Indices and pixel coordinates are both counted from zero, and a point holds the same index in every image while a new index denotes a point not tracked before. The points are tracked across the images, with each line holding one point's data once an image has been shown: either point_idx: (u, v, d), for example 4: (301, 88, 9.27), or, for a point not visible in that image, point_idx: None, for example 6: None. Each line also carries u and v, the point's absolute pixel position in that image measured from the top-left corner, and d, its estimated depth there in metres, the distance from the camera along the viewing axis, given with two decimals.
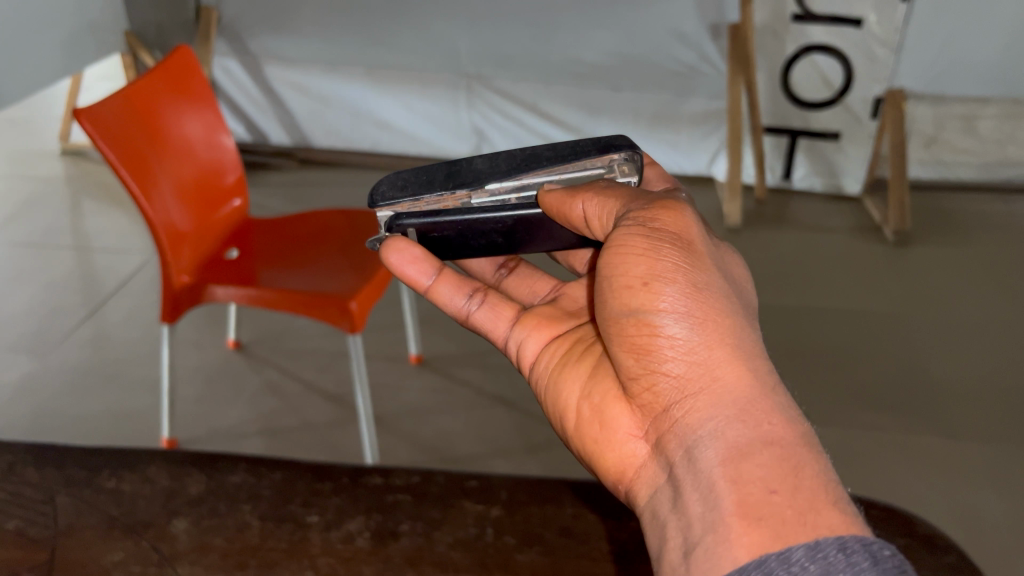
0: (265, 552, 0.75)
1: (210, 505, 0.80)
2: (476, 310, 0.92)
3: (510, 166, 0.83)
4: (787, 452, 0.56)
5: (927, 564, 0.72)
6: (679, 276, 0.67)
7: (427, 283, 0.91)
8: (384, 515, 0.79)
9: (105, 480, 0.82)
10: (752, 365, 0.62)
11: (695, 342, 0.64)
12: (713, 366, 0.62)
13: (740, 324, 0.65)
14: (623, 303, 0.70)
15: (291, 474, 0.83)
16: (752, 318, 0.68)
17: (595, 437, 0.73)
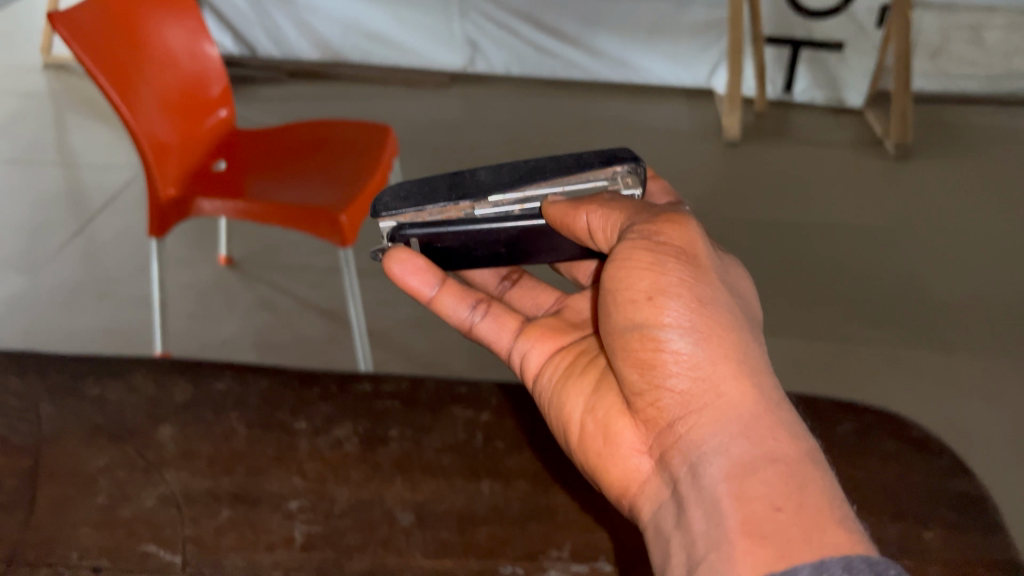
0: (252, 457, 0.74)
1: (197, 412, 0.79)
2: (479, 321, 0.85)
3: (512, 177, 0.74)
4: (792, 471, 0.54)
5: (920, 467, 0.72)
6: (685, 291, 0.62)
7: (429, 295, 0.83)
8: (372, 421, 0.78)
9: (89, 387, 0.81)
10: (757, 384, 0.59)
11: (701, 358, 0.60)
12: (719, 384, 0.59)
13: (745, 339, 0.61)
14: (627, 315, 0.65)
15: (279, 382, 0.82)
16: (756, 331, 0.65)
17: (597, 451, 0.68)
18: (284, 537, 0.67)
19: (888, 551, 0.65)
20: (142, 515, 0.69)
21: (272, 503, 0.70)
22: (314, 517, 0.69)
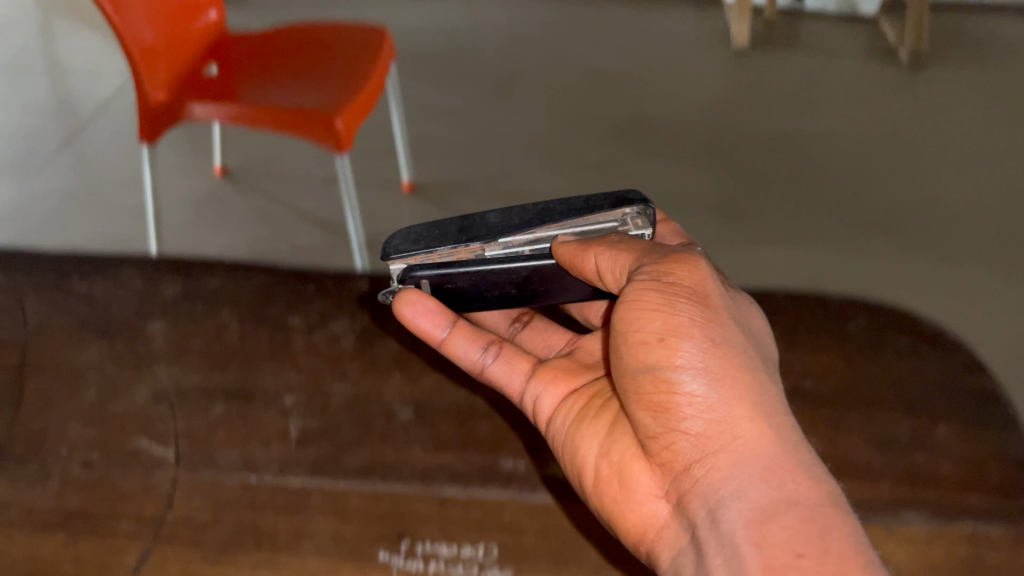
0: (246, 353, 0.72)
1: (188, 308, 0.76)
2: (490, 363, 0.68)
3: (522, 218, 0.65)
4: (814, 512, 0.52)
5: (934, 364, 0.69)
6: (698, 331, 0.57)
7: (439, 336, 0.68)
8: (370, 317, 0.75)
9: (76, 283, 0.78)
10: (772, 423, 0.55)
11: (716, 401, 0.56)
12: (736, 424, 0.55)
13: (759, 375, 0.57)
14: (634, 357, 0.59)
15: (272, 279, 0.79)
16: (769, 364, 0.60)
17: (613, 496, 0.59)
18: (279, 432, 0.65)
19: (901, 446, 0.63)
20: (133, 411, 0.67)
21: (266, 397, 0.68)
22: (309, 413, 0.67)
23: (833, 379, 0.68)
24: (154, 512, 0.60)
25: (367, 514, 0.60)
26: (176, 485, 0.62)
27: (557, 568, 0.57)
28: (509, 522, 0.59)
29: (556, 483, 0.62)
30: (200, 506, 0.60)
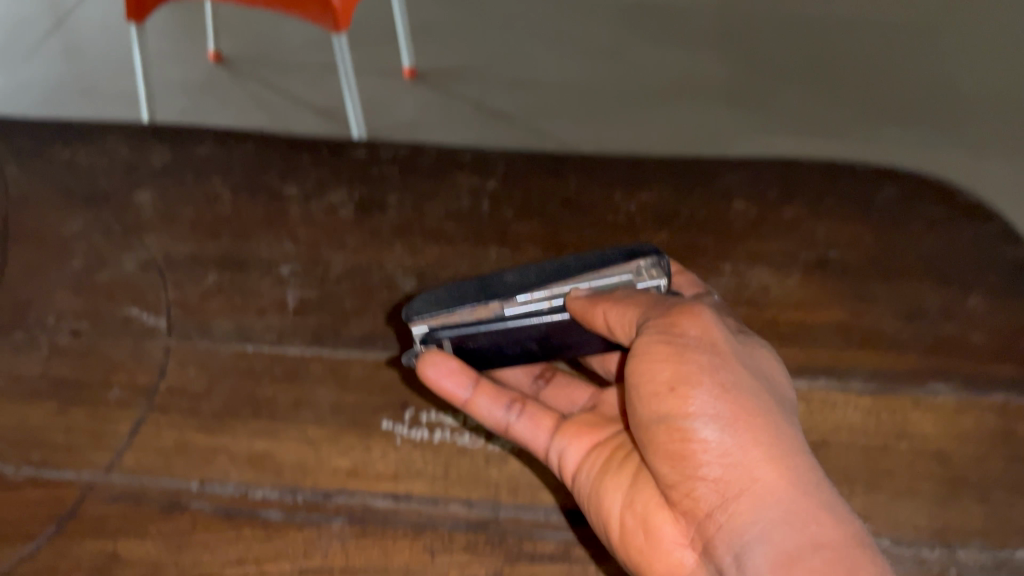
0: (239, 222, 0.68)
1: (177, 177, 0.72)
2: (516, 421, 0.52)
3: (539, 275, 0.50)
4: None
5: (966, 235, 0.65)
6: (711, 369, 0.43)
7: (462, 394, 0.51)
8: (369, 187, 0.70)
9: (59, 151, 0.73)
10: (802, 471, 0.42)
11: (735, 445, 0.42)
12: (758, 474, 0.41)
13: (780, 416, 0.44)
14: (642, 406, 0.45)
15: (265, 146, 0.74)
16: (791, 403, 0.47)
17: (638, 547, 0.46)
18: (276, 301, 0.62)
19: (928, 318, 0.60)
20: (122, 280, 0.64)
21: (262, 267, 0.64)
22: (307, 282, 0.63)
23: (857, 250, 0.64)
24: (147, 382, 0.58)
25: (368, 385, 0.57)
26: (169, 354, 0.59)
27: None
28: None
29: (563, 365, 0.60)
30: (194, 376, 0.58)
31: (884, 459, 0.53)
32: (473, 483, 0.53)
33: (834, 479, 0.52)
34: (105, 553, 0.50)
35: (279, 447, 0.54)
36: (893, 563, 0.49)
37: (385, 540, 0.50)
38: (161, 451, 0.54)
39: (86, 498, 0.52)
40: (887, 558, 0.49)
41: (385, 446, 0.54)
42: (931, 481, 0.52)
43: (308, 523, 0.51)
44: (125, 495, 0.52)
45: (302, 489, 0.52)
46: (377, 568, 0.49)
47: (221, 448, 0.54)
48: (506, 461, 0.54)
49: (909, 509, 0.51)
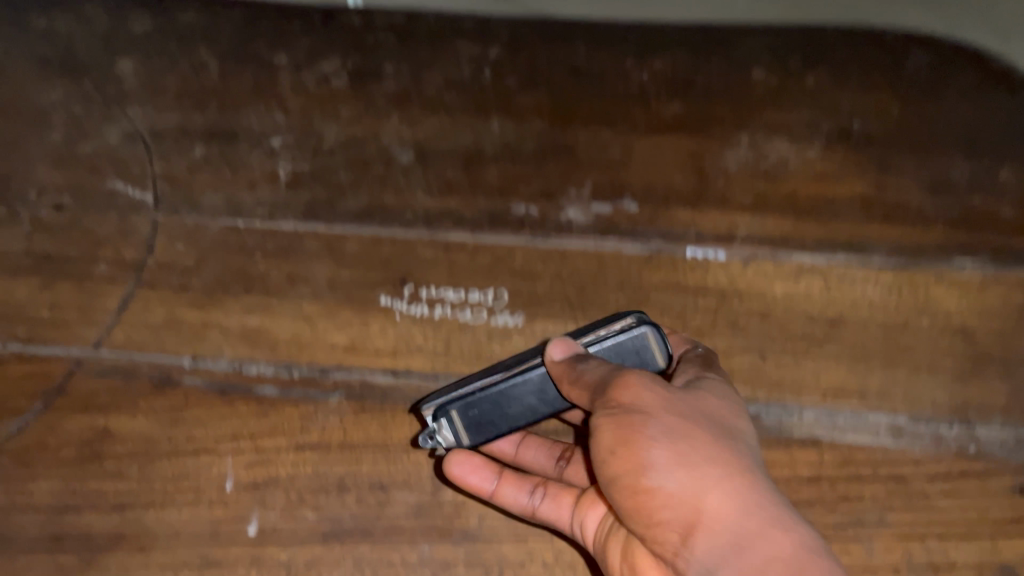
0: (226, 92, 0.62)
1: (160, 46, 0.65)
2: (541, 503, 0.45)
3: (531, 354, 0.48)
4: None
5: (1003, 103, 0.60)
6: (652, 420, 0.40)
7: (488, 485, 0.45)
8: (364, 55, 0.64)
9: (31, 15, 0.67)
10: (751, 502, 0.39)
11: (688, 492, 0.39)
12: (707, 513, 0.39)
13: (728, 451, 0.41)
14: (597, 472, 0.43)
15: (254, 12, 0.67)
16: (748, 436, 0.43)
17: None
18: (267, 174, 0.58)
19: (957, 192, 0.56)
20: (105, 152, 0.60)
21: (251, 139, 0.60)
22: (301, 154, 0.59)
23: (885, 120, 0.59)
24: (135, 257, 0.55)
25: (365, 262, 0.54)
26: (156, 228, 0.56)
27: (573, 311, 0.53)
28: (521, 269, 0.54)
29: (569, 229, 0.55)
30: (184, 252, 0.55)
31: (904, 336, 0.50)
32: (474, 358, 0.51)
33: (851, 355, 0.50)
34: (96, 427, 0.48)
35: (274, 323, 0.52)
36: (908, 440, 0.48)
37: (384, 415, 0.47)
38: (152, 327, 0.52)
39: (73, 372, 0.50)
40: (903, 434, 0.48)
41: (384, 323, 0.52)
42: (953, 358, 0.50)
43: (305, 400, 0.48)
44: (114, 371, 0.50)
45: (298, 365, 0.50)
46: (377, 444, 0.47)
47: (214, 324, 0.52)
48: (509, 338, 0.52)
49: (929, 386, 0.49)
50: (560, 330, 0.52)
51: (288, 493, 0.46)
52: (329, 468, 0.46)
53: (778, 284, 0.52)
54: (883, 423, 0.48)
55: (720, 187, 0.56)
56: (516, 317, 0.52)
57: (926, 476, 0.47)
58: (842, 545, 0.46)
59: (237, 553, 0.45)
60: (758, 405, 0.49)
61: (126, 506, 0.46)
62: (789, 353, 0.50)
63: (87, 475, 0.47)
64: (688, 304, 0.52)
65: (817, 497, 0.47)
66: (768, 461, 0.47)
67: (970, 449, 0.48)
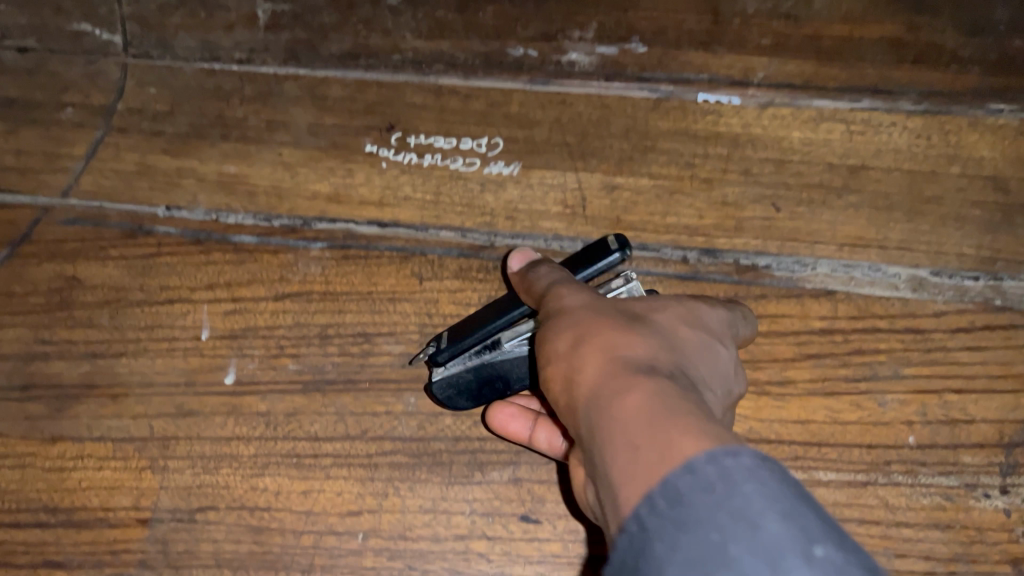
0: None
1: None
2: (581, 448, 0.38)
3: None
4: (681, 438, 0.26)
5: None
6: (565, 305, 0.36)
7: (527, 433, 0.38)
8: None
9: None
10: (638, 364, 0.31)
11: (572, 364, 0.33)
12: (583, 381, 0.32)
13: (637, 330, 0.33)
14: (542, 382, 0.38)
15: None
16: (706, 352, 0.35)
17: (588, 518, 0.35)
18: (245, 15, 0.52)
19: (997, 32, 0.50)
20: None
21: None
22: None
23: None
24: (103, 101, 0.51)
25: (349, 107, 0.49)
26: (126, 72, 0.51)
27: (573, 161, 0.47)
28: (517, 114, 0.49)
29: (571, 72, 0.50)
30: (156, 96, 0.51)
31: (930, 186, 0.46)
32: (466, 209, 0.46)
33: (872, 205, 0.46)
34: (64, 276, 0.45)
35: (252, 170, 0.48)
36: (930, 294, 0.44)
37: (370, 265, 0.45)
38: (121, 173, 0.48)
39: (40, 220, 0.47)
40: (924, 288, 0.44)
41: (369, 171, 0.48)
42: (982, 207, 0.46)
43: (286, 248, 0.45)
44: (83, 219, 0.47)
45: (278, 215, 0.46)
46: (360, 293, 0.44)
47: (188, 171, 0.48)
48: (503, 187, 0.47)
49: (956, 237, 0.45)
50: (558, 182, 0.47)
51: (267, 343, 0.43)
52: (309, 317, 0.43)
53: (797, 130, 0.48)
54: (903, 275, 0.44)
55: (735, 30, 0.51)
56: (511, 166, 0.47)
57: (947, 328, 0.43)
58: (853, 400, 0.41)
59: (213, 403, 0.41)
60: (769, 259, 0.45)
61: (98, 355, 0.43)
62: (804, 202, 0.46)
63: (56, 324, 0.44)
64: (698, 152, 0.48)
65: (828, 349, 0.42)
66: (778, 314, 0.43)
67: (996, 302, 0.43)
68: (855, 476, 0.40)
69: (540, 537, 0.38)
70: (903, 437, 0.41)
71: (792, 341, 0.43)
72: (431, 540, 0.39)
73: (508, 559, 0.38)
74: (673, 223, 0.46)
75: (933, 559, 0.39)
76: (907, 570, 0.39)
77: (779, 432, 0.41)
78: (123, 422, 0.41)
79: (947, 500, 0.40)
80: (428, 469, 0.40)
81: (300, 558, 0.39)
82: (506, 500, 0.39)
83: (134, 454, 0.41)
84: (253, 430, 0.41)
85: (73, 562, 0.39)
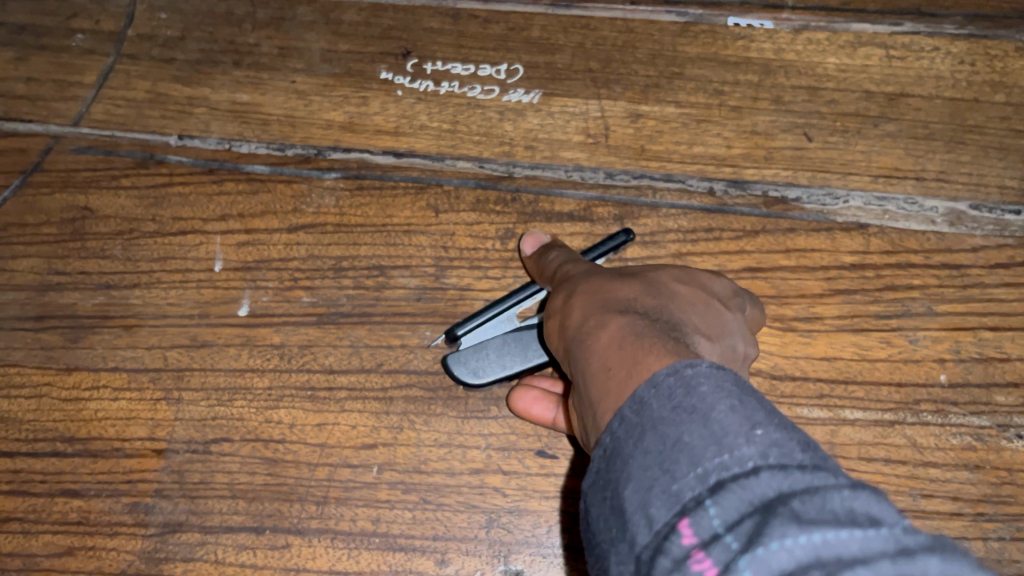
0: None
1: None
2: None
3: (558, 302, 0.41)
4: (651, 361, 0.27)
5: None
6: (568, 270, 0.37)
7: (551, 416, 0.37)
8: None
9: None
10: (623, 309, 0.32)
11: (565, 313, 0.34)
12: (571, 325, 0.33)
13: (629, 283, 0.34)
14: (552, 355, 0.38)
15: None
16: (707, 306, 0.34)
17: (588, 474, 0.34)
18: None
19: None
20: None
21: None
22: None
23: None
24: (113, 28, 0.50)
25: (364, 32, 0.48)
26: None
27: (597, 88, 0.46)
28: (538, 40, 0.47)
29: None
30: (167, 22, 0.49)
31: (972, 114, 0.44)
32: (484, 138, 0.45)
33: (909, 134, 0.44)
34: (76, 206, 0.45)
35: (265, 98, 0.46)
36: (968, 228, 0.42)
37: (384, 195, 0.43)
38: (132, 101, 0.47)
39: (52, 148, 0.46)
40: (962, 223, 0.42)
41: (384, 99, 0.46)
42: None
43: (299, 177, 0.44)
44: (94, 148, 0.46)
45: (292, 144, 0.45)
46: (375, 226, 0.43)
47: (200, 99, 0.47)
48: (523, 116, 0.45)
49: (997, 168, 0.43)
50: (580, 110, 0.45)
51: (281, 275, 0.42)
52: (323, 250, 0.42)
53: (832, 57, 0.46)
54: (940, 209, 0.42)
55: None
56: (531, 94, 0.46)
57: (985, 264, 0.41)
58: (883, 337, 0.39)
59: (227, 335, 0.41)
60: (799, 190, 0.43)
61: (111, 286, 0.43)
62: (838, 132, 0.44)
63: (69, 254, 0.44)
64: (728, 79, 0.45)
65: (859, 285, 0.41)
66: (807, 248, 0.41)
67: None
68: (883, 416, 0.38)
69: (556, 472, 0.37)
70: (934, 375, 0.38)
71: (821, 277, 0.41)
72: (446, 474, 0.38)
73: (524, 494, 0.37)
74: (699, 153, 0.44)
75: (961, 501, 0.36)
76: (934, 511, 0.36)
77: (805, 369, 0.39)
78: (138, 353, 0.41)
79: (978, 441, 0.37)
80: (443, 403, 0.39)
81: (314, 490, 0.38)
82: (522, 436, 0.38)
83: (150, 385, 0.40)
84: (267, 362, 0.40)
85: (89, 492, 0.39)
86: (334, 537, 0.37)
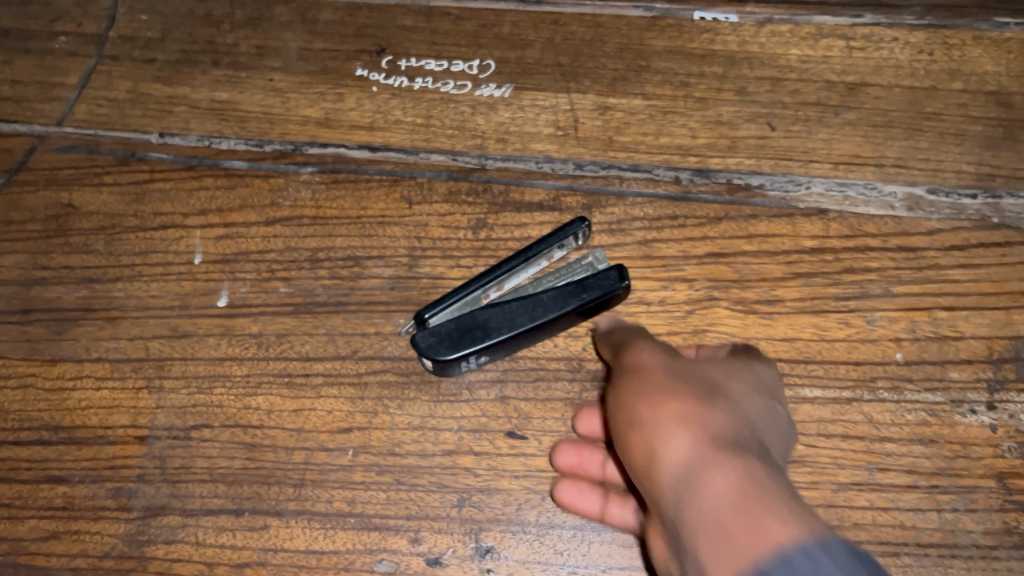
0: None
1: None
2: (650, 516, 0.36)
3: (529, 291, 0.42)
4: (774, 529, 0.24)
5: None
6: (642, 366, 0.33)
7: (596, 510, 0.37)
8: None
9: None
10: (724, 435, 0.28)
11: (650, 426, 0.30)
12: (670, 454, 0.28)
13: (718, 404, 0.31)
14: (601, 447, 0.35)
15: None
16: (769, 419, 0.34)
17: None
18: None
19: None
20: None
21: None
22: None
23: None
24: (94, 30, 0.51)
25: (340, 31, 0.49)
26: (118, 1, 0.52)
27: (566, 82, 0.47)
28: (509, 36, 0.48)
29: None
30: (147, 24, 0.51)
31: (931, 102, 0.45)
32: (456, 131, 0.46)
33: (869, 122, 0.45)
34: (60, 204, 0.46)
35: (243, 96, 0.48)
36: (925, 212, 0.43)
37: (359, 188, 0.45)
38: (114, 101, 0.48)
39: (36, 148, 0.47)
40: (920, 207, 0.43)
41: (359, 95, 0.47)
42: (983, 123, 0.44)
43: (276, 172, 0.46)
44: (77, 147, 0.47)
45: (270, 140, 0.46)
46: (350, 217, 0.44)
47: (180, 98, 0.48)
48: (495, 110, 0.46)
49: (955, 153, 0.44)
50: (550, 103, 0.46)
51: (259, 266, 0.43)
52: (300, 242, 0.44)
53: (795, 48, 0.47)
54: (899, 194, 0.43)
55: None
56: (503, 88, 0.47)
57: (940, 246, 0.42)
58: (842, 318, 0.41)
59: (206, 325, 0.42)
60: (762, 178, 0.44)
61: (95, 280, 0.44)
62: (800, 121, 0.45)
63: (53, 250, 0.45)
64: (693, 70, 0.47)
65: (819, 268, 0.42)
66: (769, 233, 0.43)
67: (993, 219, 0.42)
68: (840, 393, 0.39)
69: (526, 453, 0.39)
70: (890, 353, 0.40)
71: (782, 261, 0.42)
72: (419, 455, 0.39)
73: (495, 473, 0.38)
74: (666, 143, 0.45)
75: (916, 474, 0.37)
76: (889, 484, 0.37)
77: (765, 350, 0.40)
78: (120, 344, 0.42)
79: (933, 416, 0.38)
80: (416, 387, 0.40)
81: (291, 473, 0.39)
82: (493, 418, 0.39)
83: (131, 375, 0.41)
84: (245, 351, 0.41)
85: (74, 478, 0.40)
86: (311, 518, 0.38)
